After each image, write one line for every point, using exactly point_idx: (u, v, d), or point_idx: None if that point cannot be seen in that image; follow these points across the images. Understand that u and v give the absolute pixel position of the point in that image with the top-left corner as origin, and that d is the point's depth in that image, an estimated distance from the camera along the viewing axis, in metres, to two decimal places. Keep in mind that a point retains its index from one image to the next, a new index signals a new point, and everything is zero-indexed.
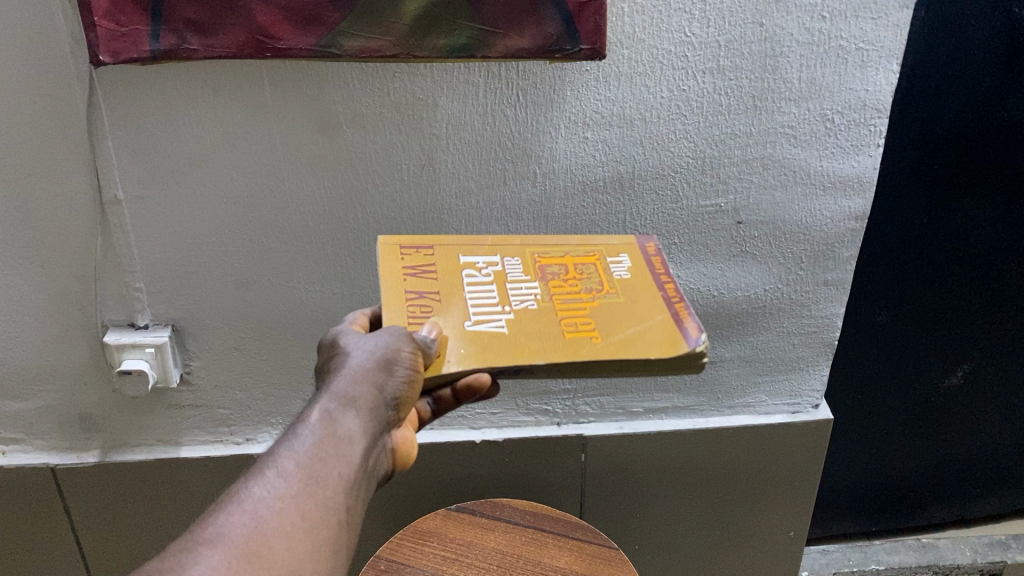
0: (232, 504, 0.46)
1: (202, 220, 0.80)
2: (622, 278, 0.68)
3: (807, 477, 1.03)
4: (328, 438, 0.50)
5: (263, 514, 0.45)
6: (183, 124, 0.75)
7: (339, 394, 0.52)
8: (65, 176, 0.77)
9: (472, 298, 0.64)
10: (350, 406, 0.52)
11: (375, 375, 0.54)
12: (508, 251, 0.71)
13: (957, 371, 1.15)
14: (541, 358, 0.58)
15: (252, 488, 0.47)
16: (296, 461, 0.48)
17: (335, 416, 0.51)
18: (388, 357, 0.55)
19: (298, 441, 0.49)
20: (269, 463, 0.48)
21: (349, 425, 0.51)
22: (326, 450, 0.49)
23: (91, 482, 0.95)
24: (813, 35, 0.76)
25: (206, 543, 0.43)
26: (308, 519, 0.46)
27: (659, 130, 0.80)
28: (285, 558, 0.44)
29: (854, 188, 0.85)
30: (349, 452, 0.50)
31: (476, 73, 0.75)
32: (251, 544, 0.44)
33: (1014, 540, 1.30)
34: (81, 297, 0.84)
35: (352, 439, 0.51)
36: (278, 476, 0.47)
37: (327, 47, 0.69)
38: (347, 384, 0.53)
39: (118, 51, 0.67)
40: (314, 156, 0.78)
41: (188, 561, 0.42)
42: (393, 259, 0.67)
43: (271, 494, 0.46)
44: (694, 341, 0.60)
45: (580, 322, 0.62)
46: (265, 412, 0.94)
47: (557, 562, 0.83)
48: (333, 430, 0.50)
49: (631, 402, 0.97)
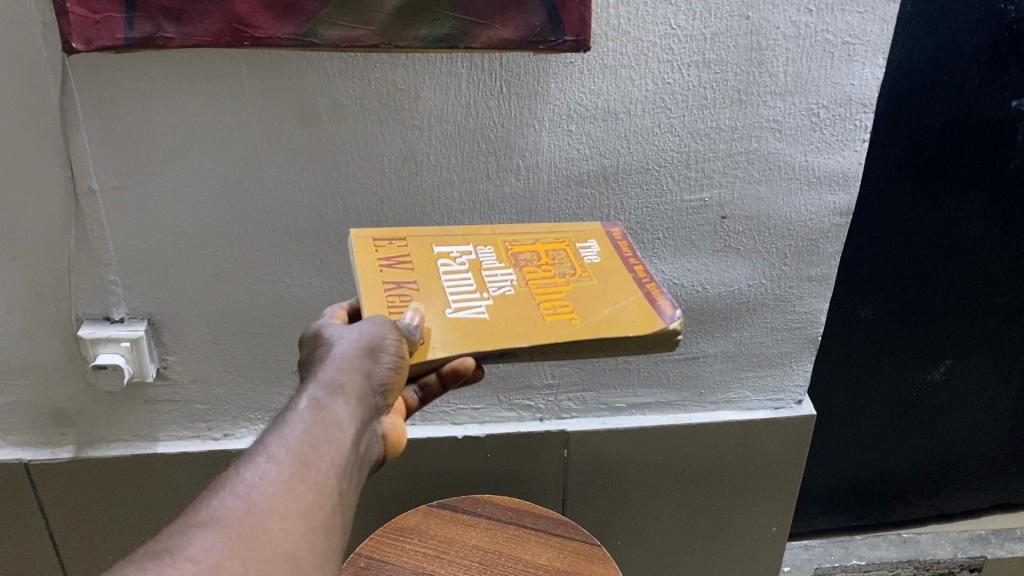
0: (225, 489, 0.45)
1: (176, 213, 0.79)
2: (593, 262, 0.67)
3: (789, 472, 1.03)
4: (318, 424, 0.49)
5: (258, 497, 0.44)
6: (159, 115, 0.73)
7: (327, 381, 0.51)
8: (37, 168, 0.75)
9: (450, 286, 0.63)
10: (338, 393, 0.51)
11: (361, 363, 0.53)
12: (480, 240, 0.69)
13: (939, 368, 1.15)
14: (523, 341, 0.57)
15: (244, 472, 0.45)
16: (287, 447, 0.47)
17: (325, 404, 0.50)
18: (375, 344, 0.54)
19: (287, 428, 0.48)
20: (260, 448, 0.47)
21: (338, 411, 0.50)
22: (316, 436, 0.48)
23: (67, 479, 0.94)
24: (799, 28, 0.75)
25: (199, 526, 0.42)
26: (301, 501, 0.45)
27: (644, 123, 0.79)
28: (280, 540, 0.43)
29: (839, 183, 0.85)
30: (339, 438, 0.49)
31: (460, 65, 0.74)
32: (245, 527, 0.43)
33: (994, 535, 1.31)
34: (55, 291, 0.82)
35: (342, 425, 0.50)
36: (270, 461, 0.46)
37: (306, 36, 0.67)
38: (337, 372, 0.52)
39: (92, 38, 0.65)
40: (294, 147, 0.77)
41: (182, 543, 0.41)
42: (367, 251, 0.65)
43: (264, 477, 0.45)
44: (669, 318, 0.59)
45: (558, 305, 0.61)
46: (242, 408, 0.93)
47: (539, 559, 0.82)
48: (323, 417, 0.49)
49: (614, 398, 0.97)
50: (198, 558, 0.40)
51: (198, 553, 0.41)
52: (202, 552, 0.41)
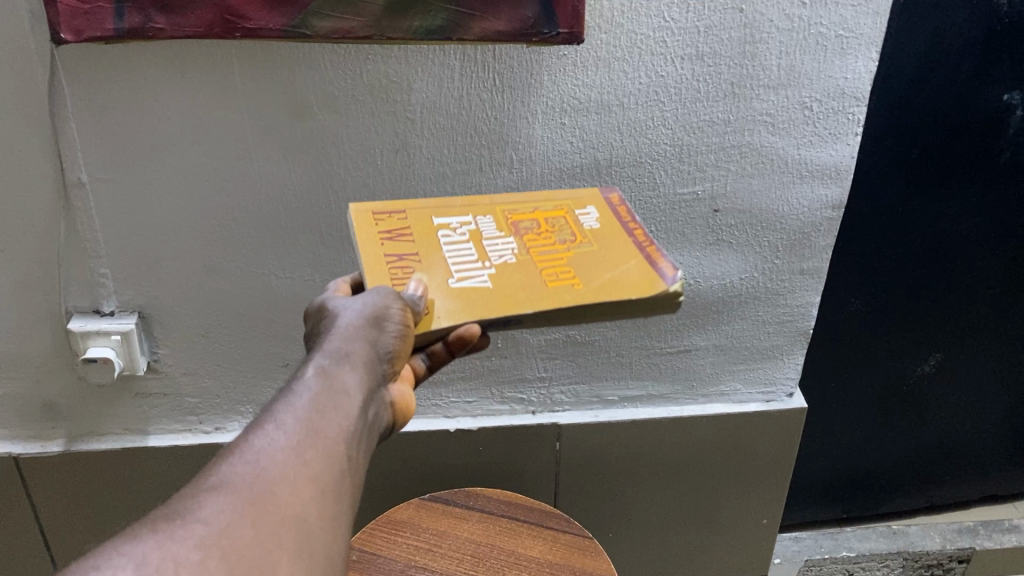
0: (234, 455, 0.44)
1: (168, 206, 0.78)
2: (592, 228, 0.67)
3: (781, 464, 1.04)
4: (326, 390, 0.48)
5: (268, 461, 0.43)
6: (149, 106, 0.73)
7: (333, 351, 0.51)
8: (26, 160, 0.75)
9: (452, 256, 0.62)
10: (344, 361, 0.50)
11: (366, 333, 0.52)
12: (480, 210, 0.69)
13: (929, 360, 1.16)
14: (528, 308, 0.57)
15: (253, 438, 0.44)
16: (295, 414, 0.46)
17: (331, 370, 0.49)
18: (379, 314, 0.53)
19: (295, 395, 0.47)
20: (268, 415, 0.46)
21: (346, 379, 0.49)
22: (324, 402, 0.47)
23: (57, 472, 0.93)
24: (793, 21, 0.75)
25: (210, 489, 0.42)
26: (311, 466, 0.44)
27: (637, 116, 0.79)
28: (291, 503, 0.42)
29: (831, 176, 0.85)
30: (347, 404, 0.48)
31: (452, 56, 0.74)
32: (255, 490, 0.42)
33: (982, 526, 1.32)
34: (44, 283, 0.82)
35: (349, 392, 0.49)
36: (278, 427, 0.45)
37: (298, 28, 0.67)
38: (343, 341, 0.52)
39: (81, 28, 0.65)
40: (285, 139, 0.76)
41: (192, 506, 0.41)
42: (367, 225, 0.65)
43: (273, 441, 0.44)
44: (671, 280, 0.59)
45: (560, 271, 0.61)
46: (234, 401, 0.92)
47: (531, 552, 0.82)
48: (330, 384, 0.49)
49: (607, 391, 0.97)
50: (209, 520, 0.40)
51: (209, 515, 0.40)
52: (213, 514, 0.40)
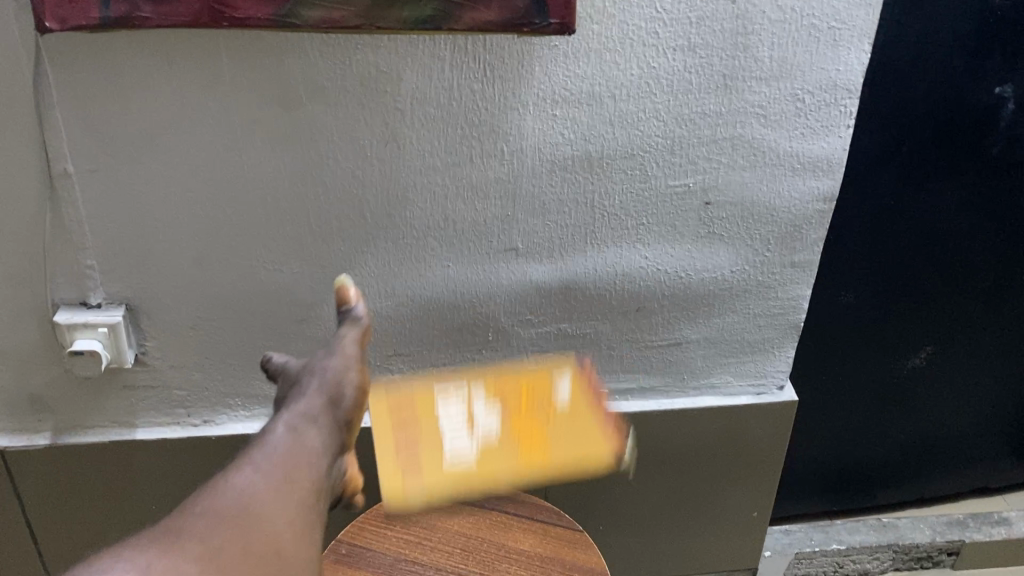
0: (213, 498, 0.45)
1: (155, 197, 0.78)
2: None
3: (773, 457, 1.04)
4: (297, 443, 0.49)
5: (249, 498, 0.44)
6: (136, 96, 0.72)
7: (299, 411, 0.52)
8: (11, 150, 0.74)
9: None
10: (310, 419, 0.52)
11: (328, 396, 0.54)
12: None
13: (920, 353, 1.16)
14: None
15: (231, 485, 0.45)
16: (271, 460, 0.48)
17: (300, 428, 0.51)
18: (338, 380, 0.55)
19: (267, 448, 0.49)
20: (241, 463, 0.47)
21: (315, 433, 0.51)
22: (298, 451, 0.49)
23: (44, 466, 0.92)
24: (785, 12, 0.75)
25: (198, 518, 0.43)
26: (291, 504, 0.45)
27: (629, 108, 0.78)
28: (275, 526, 0.43)
29: (823, 169, 0.84)
30: (319, 454, 0.50)
31: (443, 47, 0.73)
32: (242, 516, 0.43)
33: (972, 519, 1.32)
34: (30, 275, 0.81)
35: (319, 444, 0.50)
36: (256, 472, 0.46)
37: (286, 17, 0.66)
38: (310, 404, 0.53)
39: (66, 17, 0.64)
40: (273, 130, 0.75)
41: (180, 535, 0.42)
42: None
43: (250, 486, 0.45)
44: None
45: None
46: (223, 394, 0.92)
47: (523, 545, 0.82)
48: (300, 438, 0.50)
49: (598, 384, 0.97)
50: (200, 539, 0.41)
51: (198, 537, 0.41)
52: (202, 535, 0.42)
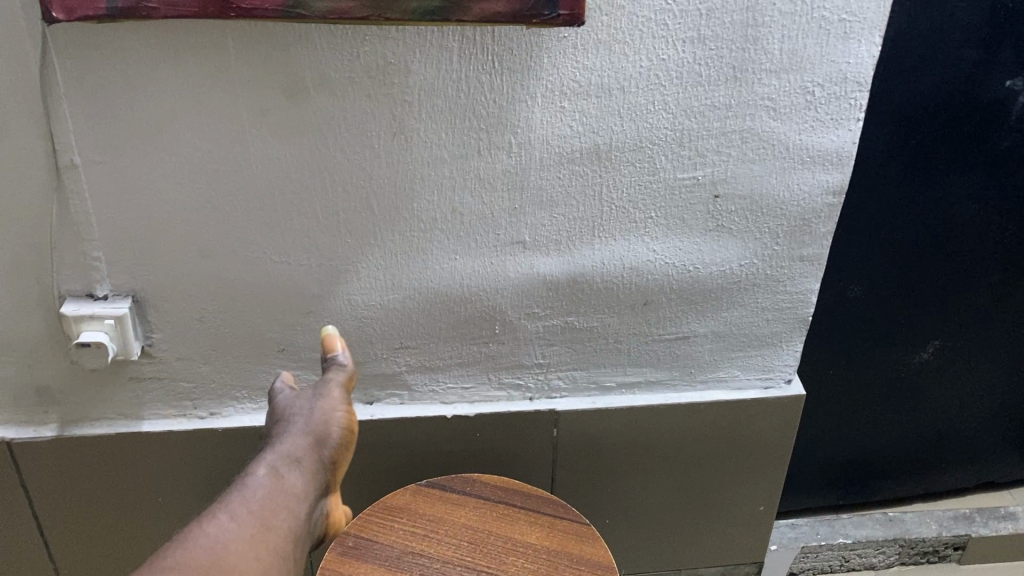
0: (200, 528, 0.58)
1: (161, 188, 0.77)
2: None
3: (780, 451, 1.03)
4: (277, 487, 0.62)
5: (223, 540, 0.57)
6: (143, 87, 0.72)
7: (285, 454, 0.64)
8: (17, 141, 0.73)
9: None
10: (293, 464, 0.64)
11: (315, 437, 0.66)
12: None
13: (927, 347, 1.15)
14: None
15: (218, 514, 0.59)
16: (249, 507, 0.60)
17: (282, 474, 0.63)
18: (325, 426, 0.67)
19: (249, 490, 0.61)
20: (222, 507, 0.59)
21: (293, 479, 0.63)
22: (273, 500, 0.61)
23: (50, 457, 0.92)
24: (796, 5, 0.74)
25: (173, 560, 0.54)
26: (257, 556, 0.57)
27: (638, 100, 0.78)
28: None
29: (832, 162, 0.84)
30: (292, 502, 0.62)
31: (451, 38, 0.72)
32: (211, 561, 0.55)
33: (978, 513, 1.32)
34: (37, 266, 0.80)
35: (296, 489, 0.63)
36: (234, 514, 0.59)
37: (294, 8, 0.65)
38: (295, 445, 0.65)
39: (73, 7, 0.63)
40: (280, 121, 0.75)
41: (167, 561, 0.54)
42: None
43: (226, 531, 0.57)
44: None
45: None
46: (229, 386, 0.92)
47: (528, 538, 0.82)
48: (280, 481, 0.62)
49: (605, 377, 0.97)
50: None
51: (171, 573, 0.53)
52: None
